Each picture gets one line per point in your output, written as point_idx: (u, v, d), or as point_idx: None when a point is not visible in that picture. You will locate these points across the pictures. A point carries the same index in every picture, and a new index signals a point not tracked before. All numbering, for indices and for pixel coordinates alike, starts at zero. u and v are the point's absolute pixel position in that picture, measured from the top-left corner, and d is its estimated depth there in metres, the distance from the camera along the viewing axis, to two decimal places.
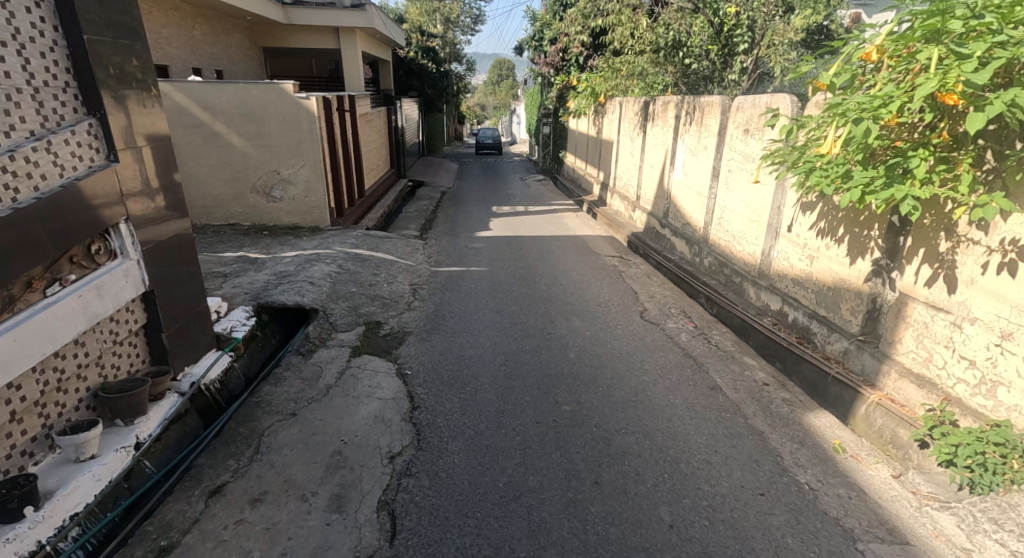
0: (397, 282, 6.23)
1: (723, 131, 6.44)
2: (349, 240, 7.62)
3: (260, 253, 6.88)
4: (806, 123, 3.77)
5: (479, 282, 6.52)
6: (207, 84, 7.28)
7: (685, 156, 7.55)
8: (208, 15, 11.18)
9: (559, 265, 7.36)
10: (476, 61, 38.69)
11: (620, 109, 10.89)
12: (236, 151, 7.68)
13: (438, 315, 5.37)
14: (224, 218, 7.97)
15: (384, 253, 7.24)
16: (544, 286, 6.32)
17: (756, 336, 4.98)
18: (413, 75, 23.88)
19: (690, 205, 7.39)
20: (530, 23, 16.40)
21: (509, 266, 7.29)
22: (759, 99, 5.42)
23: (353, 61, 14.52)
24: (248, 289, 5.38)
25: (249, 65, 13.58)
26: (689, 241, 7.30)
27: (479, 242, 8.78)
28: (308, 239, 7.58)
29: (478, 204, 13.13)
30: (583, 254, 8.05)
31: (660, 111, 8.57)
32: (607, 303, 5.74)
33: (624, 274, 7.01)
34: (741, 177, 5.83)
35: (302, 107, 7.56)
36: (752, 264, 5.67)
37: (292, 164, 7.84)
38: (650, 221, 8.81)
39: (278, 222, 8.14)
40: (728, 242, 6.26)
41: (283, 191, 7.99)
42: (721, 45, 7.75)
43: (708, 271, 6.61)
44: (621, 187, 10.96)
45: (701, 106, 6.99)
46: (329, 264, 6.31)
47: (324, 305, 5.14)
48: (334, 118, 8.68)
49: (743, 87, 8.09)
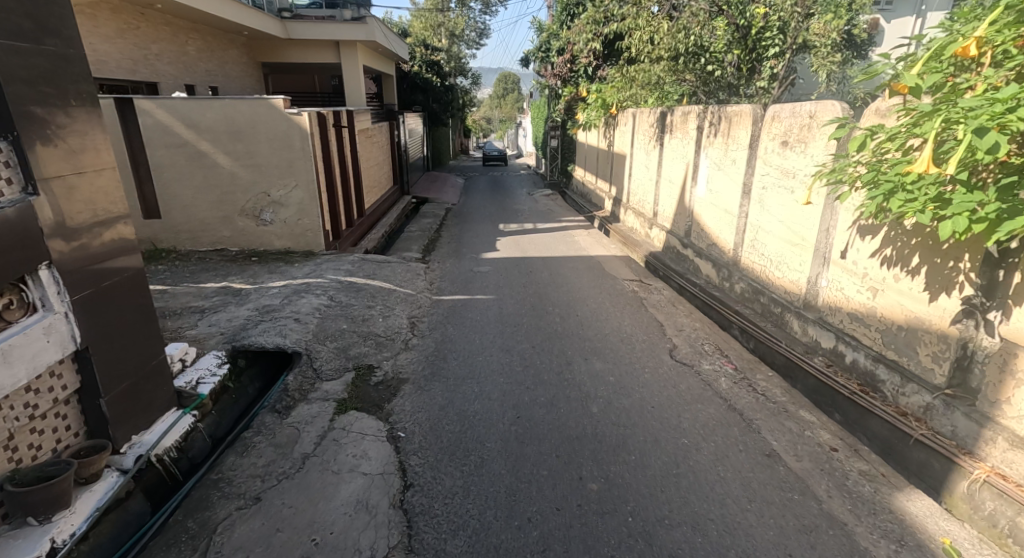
0: (396, 315, 5.62)
1: (754, 143, 5.83)
2: (345, 266, 7.03)
3: (246, 282, 6.28)
4: (880, 136, 3.12)
5: (485, 313, 5.87)
6: (191, 100, 6.76)
7: (710, 170, 6.93)
8: (202, 29, 10.73)
9: (573, 292, 6.69)
10: (481, 74, 38.42)
11: (633, 120, 10.31)
12: (222, 171, 7.12)
13: (439, 356, 4.74)
14: (211, 244, 7.39)
15: (382, 280, 6.63)
16: (558, 318, 5.67)
17: (807, 379, 4.29)
18: (417, 89, 23.41)
19: (716, 224, 6.75)
20: (536, 33, 15.89)
21: (518, 293, 6.63)
22: (801, 107, 4.83)
23: (354, 75, 14.07)
24: (226, 328, 4.78)
25: (248, 81, 13.13)
26: (716, 264, 6.64)
27: (486, 264, 8.16)
28: (300, 266, 6.99)
29: (484, 221, 12.54)
30: (598, 278, 7.38)
31: (679, 121, 7.97)
32: (631, 340, 5.06)
33: (646, 302, 6.33)
34: (781, 194, 5.19)
35: (294, 124, 7.02)
36: (794, 294, 4.99)
37: (283, 185, 7.28)
38: (670, 240, 8.17)
39: (269, 247, 7.55)
40: (763, 267, 5.60)
41: (274, 214, 7.41)
42: (747, 49, 7.12)
43: (741, 299, 5.93)
44: (635, 203, 10.33)
45: (728, 115, 6.40)
46: (319, 296, 5.70)
47: (310, 346, 4.52)
48: (329, 135, 8.15)
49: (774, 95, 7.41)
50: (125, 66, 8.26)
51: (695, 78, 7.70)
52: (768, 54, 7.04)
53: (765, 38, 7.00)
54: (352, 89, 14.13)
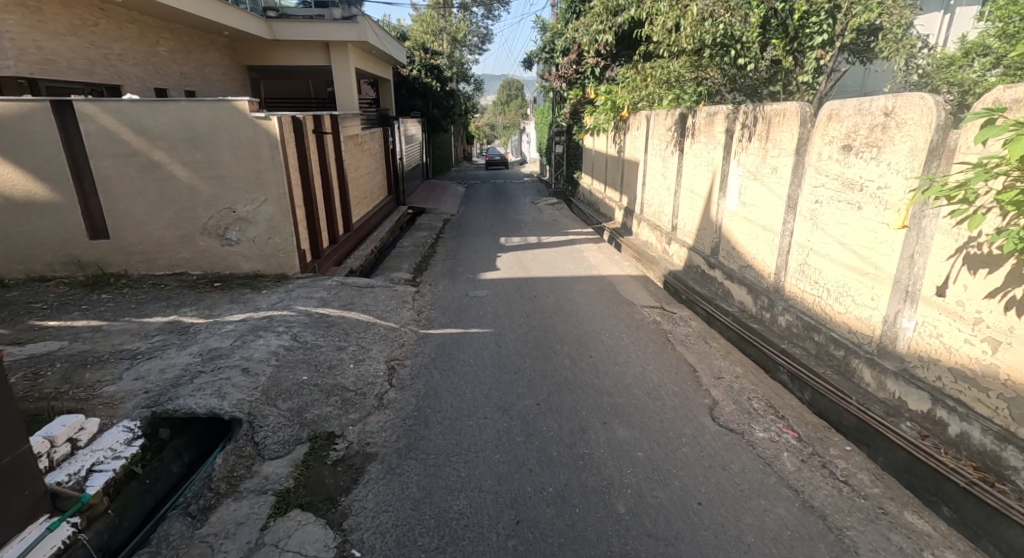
0: (371, 359, 4.65)
1: (802, 147, 4.87)
2: (320, 292, 6.10)
3: (199, 315, 5.33)
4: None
5: (479, 353, 4.91)
6: (141, 103, 5.88)
7: (743, 179, 5.98)
8: (177, 28, 9.91)
9: (585, 324, 5.71)
10: (484, 80, 37.56)
11: (646, 124, 9.41)
12: (179, 184, 6.20)
13: (418, 419, 3.77)
14: (169, 268, 6.43)
15: (360, 311, 5.68)
16: (568, 361, 4.70)
17: (897, 454, 3.29)
18: (416, 94, 22.63)
19: (751, 242, 5.80)
20: (540, 33, 14.94)
21: (521, 326, 5.66)
22: (873, 102, 3.89)
23: (344, 78, 13.18)
24: (155, 381, 3.82)
25: (231, 86, 12.30)
26: (753, 290, 5.66)
27: (483, 287, 7.21)
28: (268, 293, 6.05)
29: (483, 234, 11.58)
30: (613, 303, 6.39)
31: (704, 124, 7.03)
32: (661, 393, 4.07)
33: (673, 337, 5.34)
34: (843, 210, 4.23)
35: (260, 129, 6.15)
36: (865, 335, 4.00)
37: (250, 199, 6.38)
38: (694, 258, 7.20)
39: (235, 271, 6.60)
40: (817, 297, 4.61)
41: (241, 232, 6.49)
42: (788, 38, 6.11)
43: (787, 334, 4.94)
44: (650, 215, 9.38)
45: (766, 115, 5.45)
46: (280, 335, 4.74)
47: (254, 408, 3.55)
48: (306, 141, 7.26)
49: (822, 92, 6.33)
50: (78, 67, 7.40)
51: (728, 68, 6.84)
52: (813, 44, 5.95)
53: (811, 23, 5.89)
54: (343, 93, 13.25)
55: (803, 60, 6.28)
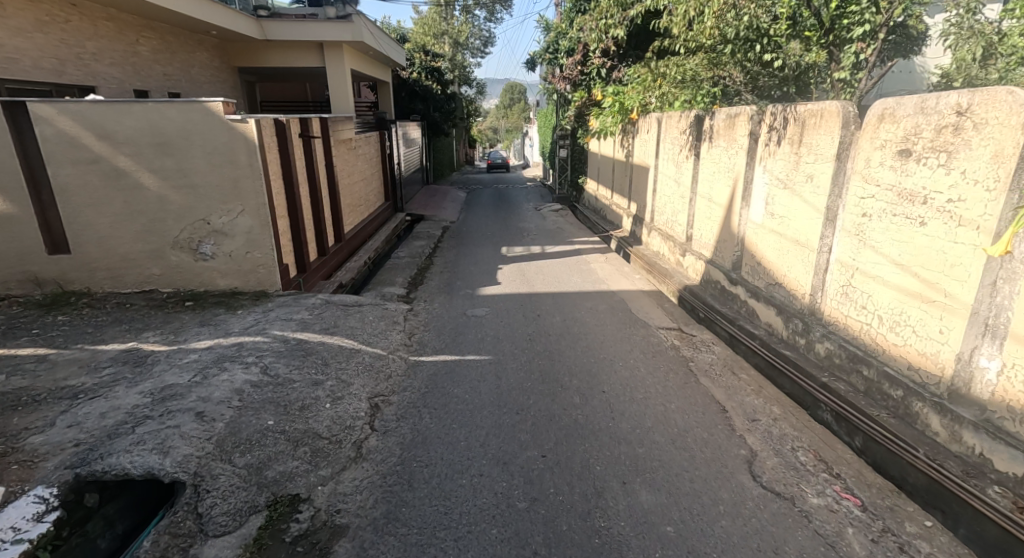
0: (352, 396, 4.06)
1: (845, 152, 4.27)
2: (301, 313, 5.52)
3: (162, 341, 4.74)
4: None
5: (476, 387, 4.32)
6: (103, 104, 5.31)
7: (771, 187, 5.38)
8: (160, 27, 9.40)
9: (595, 350, 5.12)
10: (486, 84, 37.07)
11: (658, 127, 8.85)
12: (147, 193, 5.63)
13: (401, 477, 3.17)
14: (137, 286, 5.86)
15: (344, 335, 5.10)
16: (579, 398, 4.10)
17: (987, 530, 2.69)
18: (416, 97, 22.07)
19: (780, 257, 5.20)
20: (543, 34, 14.41)
21: (524, 352, 5.07)
22: (940, 100, 3.31)
23: (340, 81, 12.68)
24: (91, 429, 3.22)
25: (221, 89, 11.78)
26: (783, 311, 5.06)
27: (483, 305, 6.63)
28: (245, 314, 5.48)
29: (484, 243, 11.00)
30: (627, 324, 5.80)
31: (723, 127, 6.45)
32: (688, 440, 3.48)
33: (695, 366, 4.73)
34: (898, 226, 3.65)
35: (237, 134, 5.59)
36: (930, 373, 3.39)
37: (226, 210, 5.82)
38: (713, 273, 6.60)
39: (210, 288, 6.03)
40: (865, 325, 4.00)
41: (216, 245, 5.92)
42: (824, 29, 5.38)
43: (827, 365, 4.34)
44: (662, 224, 8.79)
45: (798, 115, 4.86)
46: (249, 367, 4.14)
47: (203, 466, 2.96)
48: (290, 146, 6.70)
49: (861, 91, 5.59)
50: (46, 67, 6.88)
51: (751, 63, 6.22)
52: (851, 36, 5.16)
53: (850, 14, 5.12)
54: (337, 96, 12.74)
55: (839, 55, 5.51)
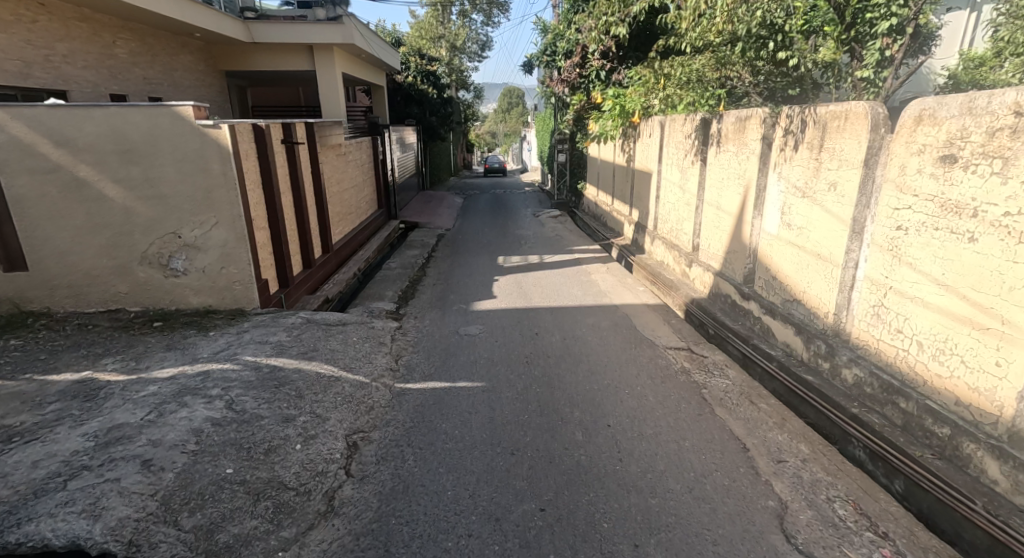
0: (326, 434, 3.61)
1: (874, 159, 3.86)
2: (279, 334, 5.09)
3: (121, 369, 4.30)
4: None
5: (467, 421, 3.89)
6: (62, 109, 4.90)
7: (786, 196, 4.97)
8: (140, 29, 9.00)
9: (598, 374, 4.70)
10: (484, 89, 36.75)
11: (661, 130, 8.46)
12: (111, 204, 5.20)
13: (377, 539, 2.73)
14: (102, 305, 5.41)
15: (323, 360, 4.67)
16: (581, 435, 3.68)
17: None
18: (412, 102, 21.72)
19: (798, 272, 4.79)
20: (541, 36, 14.06)
21: (521, 377, 4.66)
22: (993, 99, 2.89)
23: (330, 85, 12.29)
24: (16, 484, 2.77)
25: (206, 93, 11.37)
26: (802, 332, 4.64)
27: (478, 322, 6.21)
28: (217, 336, 5.04)
29: (480, 253, 10.57)
30: (631, 344, 5.39)
31: (732, 130, 6.05)
32: (707, 488, 3.05)
33: (709, 393, 4.31)
34: (942, 242, 3.22)
35: (208, 140, 5.18)
36: (985, 412, 2.96)
37: (198, 222, 5.40)
38: (724, 287, 6.19)
39: (182, 306, 5.59)
40: (902, 351, 3.56)
41: (188, 260, 5.49)
42: (844, 24, 4.95)
43: (856, 393, 3.91)
44: (666, 232, 8.39)
45: (818, 117, 4.45)
46: (211, 401, 3.70)
47: (141, 532, 2.52)
48: (269, 154, 6.29)
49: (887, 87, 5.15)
50: (10, 70, 6.48)
51: (763, 62, 5.84)
52: (876, 31, 4.73)
53: (873, 8, 4.73)
54: (328, 101, 12.36)
55: (862, 51, 5.12)
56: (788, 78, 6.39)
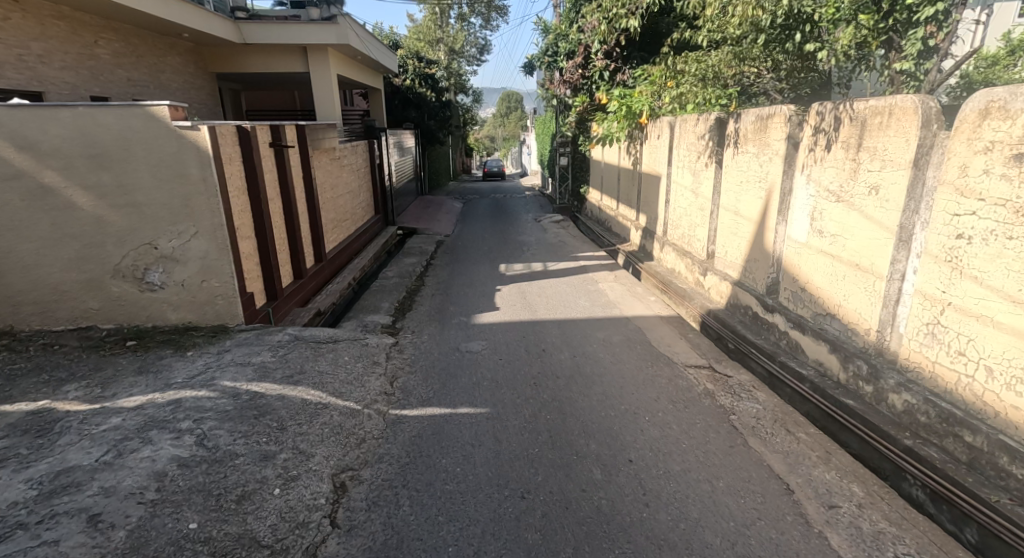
0: (311, 474, 3.17)
1: (926, 158, 3.45)
2: (263, 354, 4.66)
3: (85, 396, 3.86)
4: None
5: (470, 456, 3.47)
6: (24, 109, 4.48)
7: (817, 200, 4.56)
8: (124, 28, 8.62)
9: (613, 397, 4.27)
10: (482, 93, 36.46)
11: (671, 131, 8.06)
12: (80, 213, 4.76)
13: None
14: (71, 322, 4.97)
15: (311, 383, 4.24)
16: (600, 473, 3.25)
17: None
18: (410, 105, 21.42)
19: (832, 283, 4.37)
20: (541, 36, 13.72)
21: (529, 401, 4.23)
22: None
23: (325, 87, 11.91)
24: None
25: (196, 96, 10.98)
26: (837, 349, 4.23)
27: (480, 337, 5.79)
28: (196, 357, 4.61)
29: (481, 260, 10.16)
30: (647, 362, 4.96)
31: (752, 130, 5.65)
32: (751, 543, 2.63)
33: (738, 419, 3.88)
34: (1018, 253, 2.81)
35: (186, 144, 4.78)
36: None
37: (176, 232, 4.98)
38: (744, 298, 5.78)
39: (159, 323, 5.15)
40: (965, 376, 3.15)
41: (166, 273, 5.06)
42: (881, 11, 4.48)
43: (907, 421, 3.49)
44: (677, 238, 7.98)
45: (855, 114, 4.04)
46: (182, 436, 3.27)
47: None
48: (255, 158, 5.88)
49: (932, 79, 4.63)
50: None
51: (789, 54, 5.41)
52: (918, 18, 4.26)
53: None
54: (323, 104, 11.98)
55: (901, 41, 4.64)
56: (811, 74, 5.98)
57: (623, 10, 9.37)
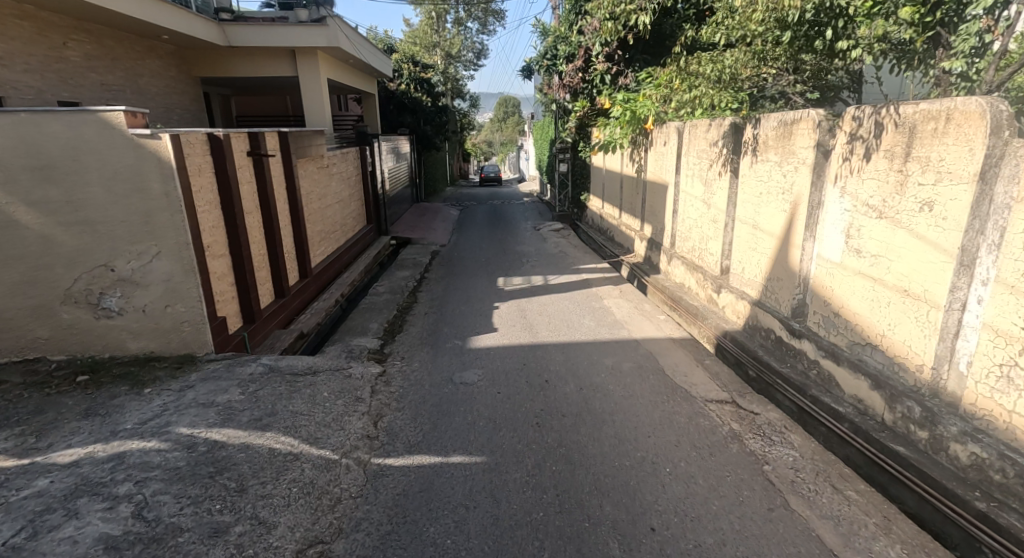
0: (271, 553, 2.64)
1: (998, 171, 2.96)
2: (230, 391, 4.13)
3: (14, 449, 3.31)
4: None
5: (463, 524, 2.95)
6: None
7: (853, 215, 4.07)
8: (98, 30, 8.13)
9: (627, 442, 3.76)
10: (479, 98, 36.03)
11: (680, 137, 7.58)
12: (24, 232, 4.22)
13: None
14: (16, 354, 4.42)
15: (282, 428, 3.70)
16: (617, 548, 2.73)
17: None
18: (405, 110, 20.88)
19: (873, 309, 3.87)
20: (540, 39, 13.26)
21: (532, 447, 3.71)
22: None
23: (314, 92, 11.42)
24: None
25: (178, 101, 10.48)
26: (881, 385, 3.72)
27: (476, 365, 5.26)
28: (154, 395, 4.07)
29: (478, 272, 9.65)
30: (662, 397, 4.44)
31: (774, 136, 5.18)
32: None
33: (773, 471, 3.35)
34: None
35: (146, 154, 4.27)
36: None
37: (137, 252, 4.46)
38: (766, 321, 5.28)
39: (117, 353, 4.61)
40: None
41: (125, 298, 4.53)
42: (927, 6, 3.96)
43: (975, 479, 2.98)
44: (687, 251, 7.50)
45: (902, 119, 3.56)
46: (118, 505, 2.73)
47: None
48: (230, 168, 5.37)
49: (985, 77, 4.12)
50: None
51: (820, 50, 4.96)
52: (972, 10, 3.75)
53: None
54: (313, 109, 11.48)
55: (949, 38, 4.13)
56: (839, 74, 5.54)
57: (632, 6, 8.83)
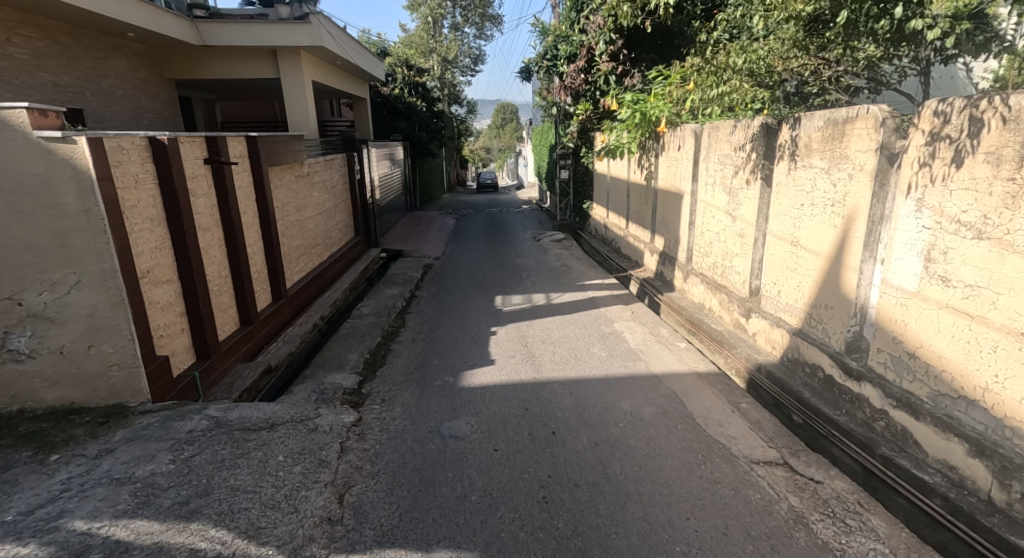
0: None
1: None
2: (158, 459, 3.28)
3: None
4: None
5: None
6: None
7: (935, 234, 3.26)
8: (53, 25, 7.36)
9: (661, 528, 2.93)
10: (477, 103, 35.26)
11: (698, 141, 6.79)
12: None
13: None
14: None
15: (213, 515, 2.87)
16: None
17: None
18: (399, 116, 20.06)
19: (970, 354, 3.05)
20: (540, 38, 12.50)
21: (538, 537, 2.89)
22: None
23: (298, 94, 10.63)
24: None
25: (149, 105, 9.69)
26: (987, 454, 2.89)
27: (469, 410, 4.43)
28: (61, 464, 3.23)
29: (475, 289, 8.81)
30: (698, 457, 3.62)
31: (820, 138, 4.39)
32: None
33: None
34: None
35: (59, 162, 3.50)
36: None
37: (50, 282, 3.63)
38: (811, 355, 4.46)
39: (29, 404, 3.76)
40: None
41: (36, 338, 3.68)
42: None
43: None
44: (707, 267, 6.69)
45: (1012, 113, 2.77)
46: None
47: None
48: (178, 178, 4.57)
49: None
50: None
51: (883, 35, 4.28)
52: None
53: None
54: (296, 113, 10.68)
55: None
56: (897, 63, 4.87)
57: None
